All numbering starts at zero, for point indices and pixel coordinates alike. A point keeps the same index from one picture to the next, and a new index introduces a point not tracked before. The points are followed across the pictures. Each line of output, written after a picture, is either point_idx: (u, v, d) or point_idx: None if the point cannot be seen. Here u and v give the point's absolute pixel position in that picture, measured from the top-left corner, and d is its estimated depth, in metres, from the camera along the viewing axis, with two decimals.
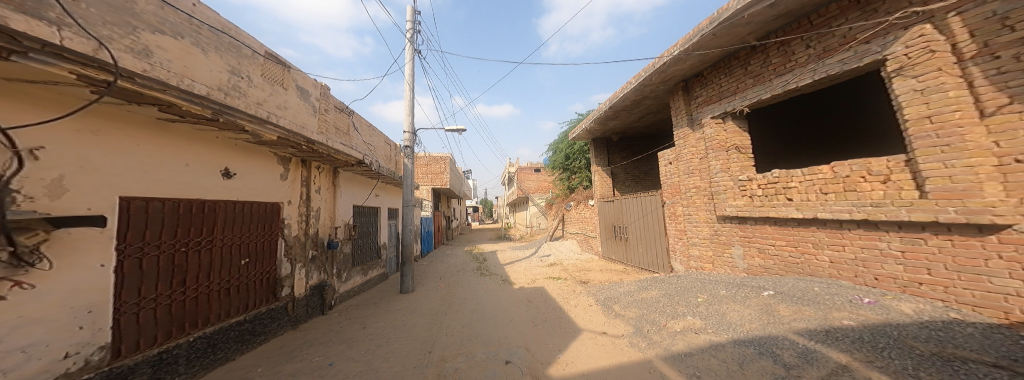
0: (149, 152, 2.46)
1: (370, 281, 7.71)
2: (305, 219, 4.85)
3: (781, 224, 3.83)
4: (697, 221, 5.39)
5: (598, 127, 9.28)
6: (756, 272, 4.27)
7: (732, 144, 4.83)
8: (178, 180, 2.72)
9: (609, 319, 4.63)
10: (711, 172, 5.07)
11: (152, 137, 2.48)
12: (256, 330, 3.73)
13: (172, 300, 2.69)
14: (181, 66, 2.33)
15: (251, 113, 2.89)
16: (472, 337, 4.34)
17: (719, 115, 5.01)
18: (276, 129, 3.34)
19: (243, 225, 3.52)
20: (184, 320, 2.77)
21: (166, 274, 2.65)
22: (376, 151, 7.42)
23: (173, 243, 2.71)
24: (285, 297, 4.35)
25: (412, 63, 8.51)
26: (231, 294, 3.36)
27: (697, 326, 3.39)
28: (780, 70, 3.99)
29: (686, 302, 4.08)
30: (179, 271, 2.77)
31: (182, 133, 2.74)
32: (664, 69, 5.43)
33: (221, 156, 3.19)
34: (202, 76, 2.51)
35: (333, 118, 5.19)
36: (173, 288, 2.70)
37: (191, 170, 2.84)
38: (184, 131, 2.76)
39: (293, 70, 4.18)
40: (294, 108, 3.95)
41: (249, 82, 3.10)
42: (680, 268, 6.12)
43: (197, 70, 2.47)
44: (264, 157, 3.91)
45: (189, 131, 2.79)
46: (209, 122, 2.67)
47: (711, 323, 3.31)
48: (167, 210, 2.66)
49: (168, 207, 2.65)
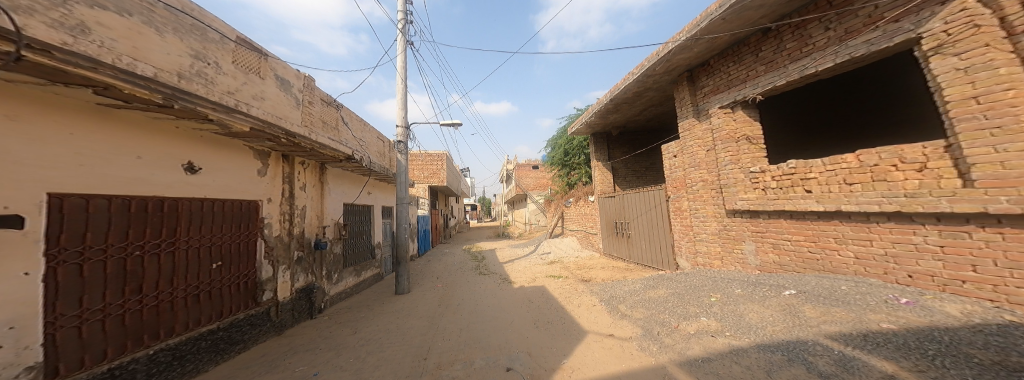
0: (89, 142, 2.23)
1: (364, 283, 7.43)
2: (289, 218, 4.71)
3: (800, 219, 3.58)
4: (704, 215, 5.24)
5: (598, 122, 9.04)
6: (770, 269, 4.03)
7: (742, 135, 4.58)
8: (126, 174, 2.49)
9: (616, 320, 4.41)
10: (719, 164, 4.85)
11: (90, 126, 2.22)
12: (231, 338, 3.56)
13: (126, 310, 2.47)
14: (129, 47, 2.30)
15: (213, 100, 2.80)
16: (471, 341, 4.11)
17: (728, 105, 4.77)
18: (247, 119, 3.26)
19: (213, 226, 3.35)
20: (140, 332, 2.56)
21: (118, 281, 2.44)
22: (367, 148, 7.21)
23: (125, 246, 2.50)
24: (267, 301, 4.23)
25: (404, 55, 8.21)
26: (200, 302, 3.17)
27: (713, 328, 3.20)
28: (796, 55, 3.74)
29: (698, 302, 3.90)
30: (134, 277, 2.56)
31: (129, 121, 2.50)
32: (669, 57, 5.20)
33: (182, 150, 2.97)
34: (155, 59, 2.49)
35: (319, 111, 5.34)
36: (127, 297, 2.49)
37: (144, 164, 2.63)
38: (133, 120, 2.53)
39: (272, 60, 4.33)
40: (272, 98, 4.12)
41: (216, 69, 3.16)
42: (686, 265, 5.94)
43: (149, 52, 2.44)
44: (237, 151, 3.71)
45: (140, 120, 2.57)
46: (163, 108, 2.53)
47: (729, 325, 3.11)
48: (116, 209, 2.44)
49: (115, 206, 2.43)
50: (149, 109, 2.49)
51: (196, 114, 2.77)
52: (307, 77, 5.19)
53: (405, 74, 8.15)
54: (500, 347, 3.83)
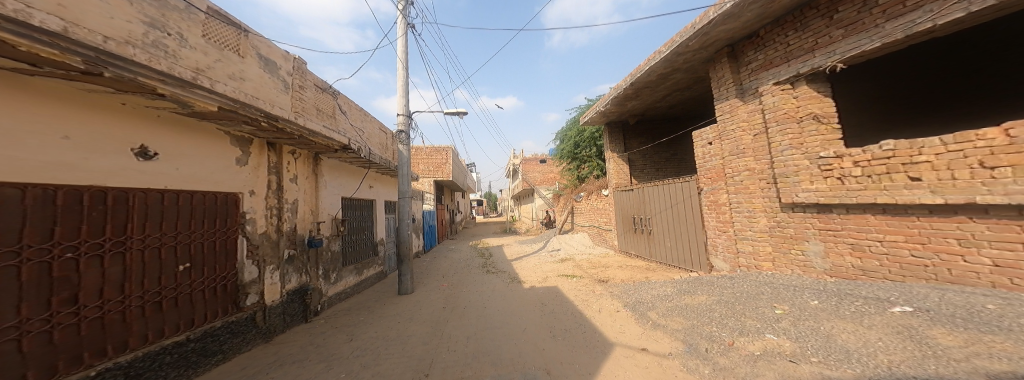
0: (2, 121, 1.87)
1: (366, 282, 6.90)
2: (276, 213, 4.31)
3: (902, 214, 2.87)
4: (752, 211, 4.61)
5: (614, 109, 8.29)
6: (847, 275, 3.35)
7: (806, 114, 3.82)
8: (44, 157, 2.09)
9: (647, 330, 3.77)
10: (774, 149, 4.12)
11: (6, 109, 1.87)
12: (205, 350, 3.22)
13: (55, 323, 2.16)
14: (53, 5, 1.85)
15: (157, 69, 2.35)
16: (478, 352, 3.53)
17: (787, 80, 4.02)
18: (210, 96, 2.80)
19: (174, 222, 3.03)
20: (76, 350, 2.26)
21: (44, 292, 2.13)
22: (367, 138, 6.66)
23: (50, 248, 2.17)
24: (251, 306, 3.85)
25: (404, 38, 7.58)
26: (162, 310, 2.87)
27: (788, 351, 2.55)
28: (894, 11, 3.00)
29: (757, 315, 3.24)
30: (69, 285, 2.26)
31: (56, 95, 2.14)
32: (708, 30, 4.48)
33: (132, 130, 2.62)
34: (90, 23, 2.04)
35: (312, 97, 4.76)
36: (57, 309, 2.18)
37: (73, 145, 2.24)
38: (57, 92, 2.14)
39: (254, 36, 3.73)
40: (254, 80, 3.54)
41: (180, 42, 2.71)
42: (725, 266, 5.26)
43: (84, 14, 2.01)
44: (207, 135, 3.35)
45: (65, 93, 2.19)
46: (92, 78, 2.09)
47: (813, 348, 2.45)
48: (32, 201, 2.08)
49: (32, 196, 2.07)
50: (76, 79, 2.09)
51: (140, 88, 2.34)
52: (298, 58, 4.60)
53: (406, 59, 7.50)
54: (512, 361, 3.24)
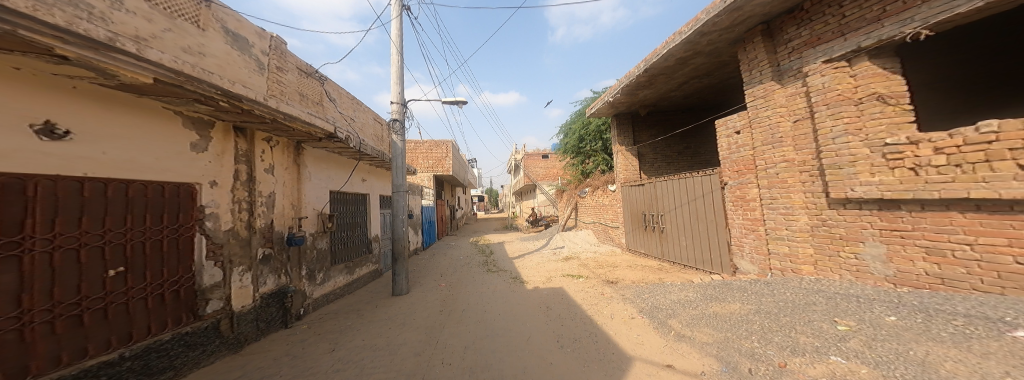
0: None
1: (358, 282, 6.41)
2: (247, 207, 3.66)
3: (1005, 212, 2.39)
4: (790, 207, 4.09)
5: (624, 99, 7.69)
6: (917, 284, 2.92)
7: (868, 94, 3.26)
8: None
9: (670, 343, 3.16)
10: (827, 137, 3.57)
11: None
12: (148, 368, 2.52)
13: None
14: None
15: (53, 22, 1.53)
16: (475, 368, 3.00)
17: (843, 56, 3.45)
18: (143, 67, 2.04)
19: (102, 218, 2.29)
20: None
21: None
22: (359, 127, 6.11)
23: None
24: (212, 314, 3.15)
25: (398, 20, 7.00)
26: (86, 325, 2.14)
27: (866, 376, 1.98)
28: None
29: (812, 330, 2.67)
30: None
31: None
32: (742, 3, 3.90)
33: (37, 103, 1.89)
34: None
35: (293, 79, 4.21)
36: None
37: None
38: None
39: (219, 6, 3.08)
40: (218, 56, 2.93)
41: (113, 3, 2.07)
42: (753, 269, 4.73)
43: None
44: (145, 114, 2.56)
45: None
46: None
47: (899, 375, 1.89)
48: None
49: None
50: None
51: (27, 45, 1.58)
52: (275, 36, 4.01)
53: (401, 43, 6.93)
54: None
